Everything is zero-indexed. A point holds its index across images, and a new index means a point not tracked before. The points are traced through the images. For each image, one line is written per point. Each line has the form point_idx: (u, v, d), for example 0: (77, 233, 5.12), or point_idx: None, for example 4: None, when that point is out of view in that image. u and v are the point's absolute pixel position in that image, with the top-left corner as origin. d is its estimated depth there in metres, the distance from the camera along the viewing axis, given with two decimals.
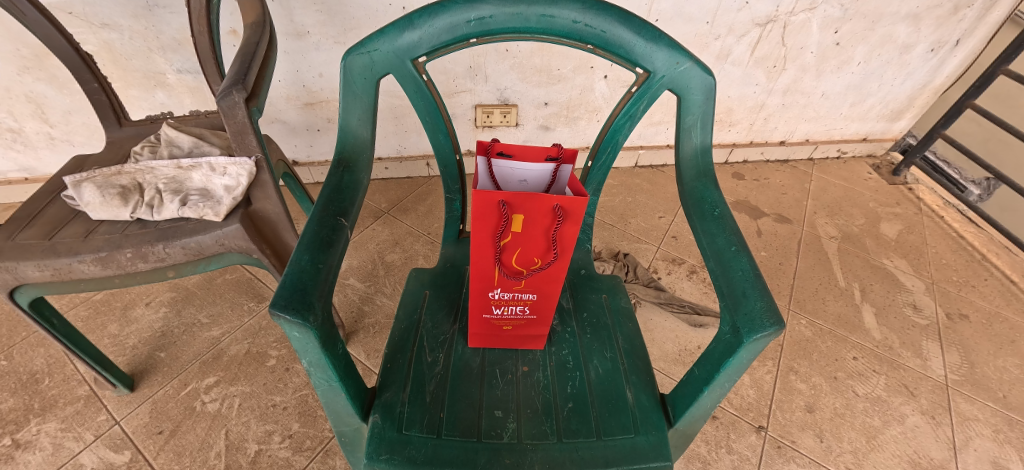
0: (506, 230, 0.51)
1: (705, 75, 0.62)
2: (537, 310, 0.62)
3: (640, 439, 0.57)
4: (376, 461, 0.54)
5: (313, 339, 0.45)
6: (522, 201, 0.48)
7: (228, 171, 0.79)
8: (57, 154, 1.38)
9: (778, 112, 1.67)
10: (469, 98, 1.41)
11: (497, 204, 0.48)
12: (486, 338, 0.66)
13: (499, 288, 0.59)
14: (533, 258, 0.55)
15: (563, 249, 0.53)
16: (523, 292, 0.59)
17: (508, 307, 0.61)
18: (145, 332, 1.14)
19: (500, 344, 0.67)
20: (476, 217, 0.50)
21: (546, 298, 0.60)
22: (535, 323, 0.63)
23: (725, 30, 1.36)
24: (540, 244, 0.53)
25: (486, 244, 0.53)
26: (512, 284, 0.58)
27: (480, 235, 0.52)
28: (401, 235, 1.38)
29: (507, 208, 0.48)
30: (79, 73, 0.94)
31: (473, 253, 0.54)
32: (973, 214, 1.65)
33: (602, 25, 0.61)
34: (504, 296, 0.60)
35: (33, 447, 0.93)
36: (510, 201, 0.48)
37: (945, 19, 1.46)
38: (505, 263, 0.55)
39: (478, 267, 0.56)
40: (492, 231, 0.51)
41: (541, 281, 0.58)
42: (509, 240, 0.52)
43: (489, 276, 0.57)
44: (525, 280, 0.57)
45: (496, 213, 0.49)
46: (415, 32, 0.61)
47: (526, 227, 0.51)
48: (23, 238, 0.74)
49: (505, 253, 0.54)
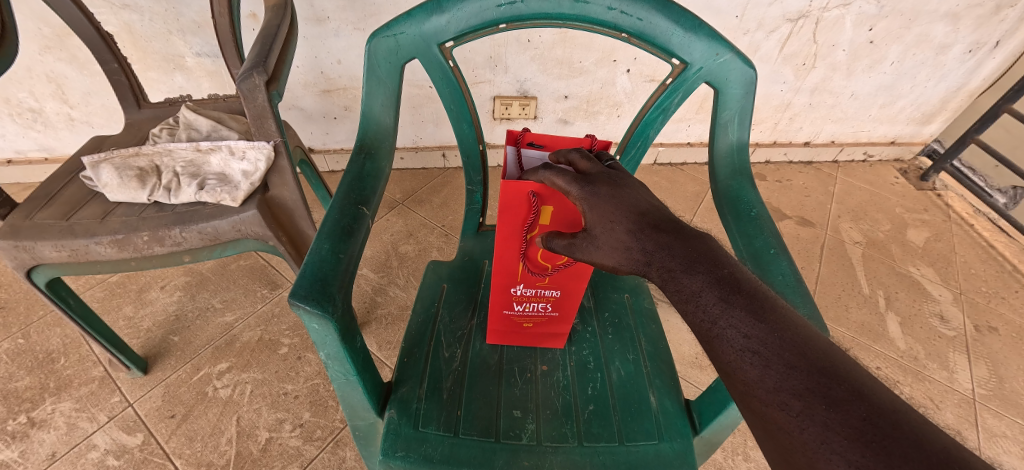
0: (535, 222, 0.49)
1: (745, 68, 0.59)
2: (559, 307, 0.59)
3: (664, 445, 0.55)
4: (392, 458, 0.52)
5: (333, 331, 0.44)
6: (552, 192, 0.46)
7: (246, 156, 0.78)
8: (77, 135, 1.38)
9: (804, 111, 1.63)
10: (488, 89, 1.39)
11: (528, 194, 0.46)
12: (504, 335, 0.64)
13: (522, 284, 0.57)
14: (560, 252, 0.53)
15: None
16: (547, 289, 0.57)
17: (530, 304, 0.59)
18: (159, 315, 1.14)
19: (519, 343, 0.65)
20: (505, 207, 0.47)
21: (569, 295, 0.58)
22: (558, 321, 0.61)
23: (755, 24, 1.32)
24: None
25: (512, 238, 0.51)
26: (537, 280, 0.56)
27: (507, 227, 0.49)
28: (415, 226, 1.37)
29: (538, 198, 0.46)
30: (100, 53, 0.93)
31: (500, 247, 0.52)
32: (1005, 223, 1.60)
33: (639, 12, 0.58)
34: (527, 292, 0.58)
35: (48, 426, 0.94)
36: (541, 192, 0.46)
37: (985, 19, 1.40)
38: (532, 258, 0.53)
39: (502, 262, 0.54)
40: (519, 224, 0.49)
41: (567, 277, 0.56)
42: (537, 233, 0.50)
43: (513, 271, 0.55)
44: (551, 276, 0.55)
45: (525, 204, 0.47)
46: (444, 15, 0.59)
47: (554, 220, 0.49)
48: (41, 217, 0.73)
49: (531, 246, 0.52)
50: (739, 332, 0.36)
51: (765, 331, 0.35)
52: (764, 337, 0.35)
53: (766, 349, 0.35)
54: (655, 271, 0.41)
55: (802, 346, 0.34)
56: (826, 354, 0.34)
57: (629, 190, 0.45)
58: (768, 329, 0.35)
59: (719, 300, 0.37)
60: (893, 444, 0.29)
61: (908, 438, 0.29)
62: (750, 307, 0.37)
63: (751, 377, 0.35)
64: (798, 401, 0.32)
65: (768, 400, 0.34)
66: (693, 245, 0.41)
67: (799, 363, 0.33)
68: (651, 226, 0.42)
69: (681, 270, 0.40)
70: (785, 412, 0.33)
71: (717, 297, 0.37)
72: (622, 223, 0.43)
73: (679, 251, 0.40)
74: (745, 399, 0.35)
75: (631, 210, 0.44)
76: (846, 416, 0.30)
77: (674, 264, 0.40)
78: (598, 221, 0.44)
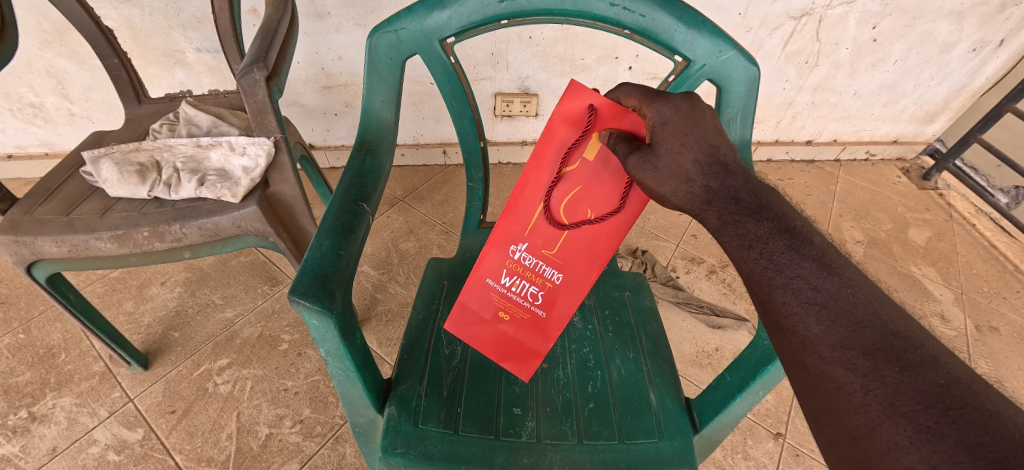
0: (578, 152, 0.48)
1: (749, 65, 0.58)
2: (551, 297, 0.54)
3: (664, 444, 0.55)
4: (391, 455, 0.52)
5: (332, 328, 0.43)
6: (609, 117, 0.47)
7: (247, 151, 0.77)
8: (78, 130, 1.38)
9: (806, 110, 1.62)
10: (489, 85, 1.38)
11: (586, 106, 0.47)
12: (475, 329, 0.56)
13: (526, 246, 0.53)
14: (584, 209, 0.50)
15: (615, 217, 0.49)
16: (548, 263, 0.53)
17: (524, 278, 0.54)
18: (160, 311, 1.15)
19: (492, 346, 0.57)
20: (559, 116, 0.48)
21: (565, 285, 0.53)
22: (542, 326, 0.55)
23: (757, 22, 1.31)
24: (603, 191, 0.49)
25: (549, 166, 0.50)
26: (544, 247, 0.52)
27: (550, 146, 0.49)
28: (416, 223, 1.37)
29: (593, 114, 0.47)
30: (100, 48, 0.92)
31: (529, 176, 0.50)
32: (1007, 223, 1.59)
33: (642, 9, 0.58)
34: (525, 262, 0.53)
35: (49, 421, 0.94)
36: (599, 112, 0.47)
37: (990, 18, 1.39)
38: (551, 211, 0.51)
39: (519, 207, 0.51)
40: (563, 147, 0.49)
41: (573, 256, 0.52)
42: (572, 172, 0.49)
43: (528, 219, 0.52)
44: (562, 240, 0.51)
45: (579, 124, 0.48)
46: (445, 11, 0.58)
47: (598, 158, 0.48)
48: (41, 212, 0.73)
49: (559, 189, 0.50)
50: (807, 283, 0.36)
51: (836, 286, 0.35)
52: (834, 291, 0.35)
53: (835, 304, 0.35)
54: (715, 212, 0.41)
55: (874, 305, 0.34)
56: (896, 317, 0.34)
57: (707, 121, 0.44)
58: (840, 284, 0.35)
59: (787, 250, 0.37)
60: (972, 412, 0.28)
61: (981, 402, 0.29)
62: (819, 261, 0.36)
63: (813, 333, 0.35)
64: (865, 359, 0.32)
65: (829, 357, 0.34)
66: (759, 195, 0.40)
67: (869, 322, 0.33)
68: (721, 168, 0.41)
69: (746, 215, 0.39)
70: (850, 371, 0.33)
71: (786, 247, 0.37)
72: (693, 152, 0.42)
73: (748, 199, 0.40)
74: (800, 355, 0.35)
75: (705, 140, 0.43)
76: (918, 379, 0.31)
77: (739, 210, 0.40)
78: (669, 139, 0.43)
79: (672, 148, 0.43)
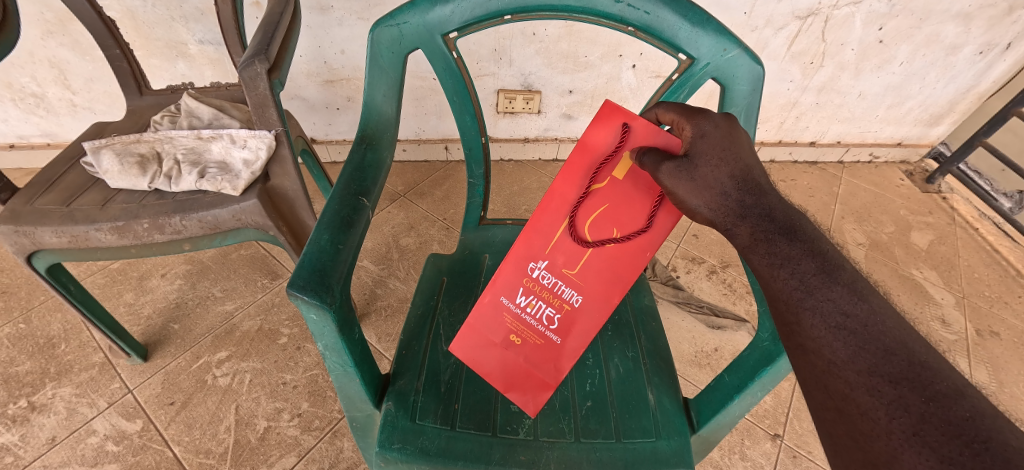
0: (608, 169, 0.48)
1: (754, 64, 0.58)
2: (569, 323, 0.51)
3: (662, 443, 0.55)
4: (388, 449, 0.52)
5: (331, 322, 0.43)
6: (642, 135, 0.47)
7: (248, 144, 0.77)
8: (79, 121, 1.38)
9: (810, 110, 1.61)
10: (492, 82, 1.38)
11: (619, 127, 0.47)
12: (484, 352, 0.53)
13: (546, 263, 0.50)
14: (610, 228, 0.49)
15: (640, 241, 0.48)
16: (568, 284, 0.50)
17: (541, 300, 0.51)
18: (160, 303, 1.15)
19: (499, 373, 0.53)
20: (591, 132, 0.48)
21: (584, 309, 0.50)
22: (554, 355, 0.52)
23: (763, 21, 1.31)
24: (630, 211, 0.48)
25: (577, 181, 0.49)
26: (565, 266, 0.50)
27: (580, 161, 0.49)
28: (416, 219, 1.37)
29: (626, 134, 0.47)
30: (102, 39, 0.92)
31: (556, 192, 0.50)
32: (1010, 228, 1.59)
33: (646, 6, 0.57)
34: (544, 281, 0.51)
35: (49, 411, 0.95)
36: (631, 130, 0.47)
37: (997, 20, 1.38)
38: (576, 228, 0.49)
39: (543, 222, 0.50)
40: (593, 163, 0.48)
41: (594, 277, 0.50)
42: (601, 188, 0.48)
43: (550, 236, 0.50)
44: (583, 261, 0.49)
45: (611, 140, 0.48)
46: (447, 5, 0.58)
47: (627, 177, 0.48)
48: (42, 203, 0.73)
49: (586, 205, 0.49)
50: (837, 307, 0.36)
51: (866, 311, 0.35)
52: (863, 318, 0.35)
53: (865, 329, 0.35)
54: (746, 225, 0.41)
55: (902, 335, 0.34)
56: (924, 347, 0.34)
57: (743, 140, 0.44)
58: (868, 310, 0.36)
59: (818, 272, 0.38)
60: (995, 446, 0.28)
61: (1005, 437, 0.29)
62: (850, 286, 0.37)
63: (839, 357, 0.35)
64: (891, 388, 0.33)
65: (855, 383, 0.34)
66: (791, 214, 0.41)
67: (897, 350, 0.34)
68: (754, 184, 0.42)
69: (779, 234, 0.40)
70: (875, 397, 0.33)
71: (816, 269, 0.38)
72: (728, 167, 0.42)
73: (779, 218, 0.40)
74: (824, 376, 0.36)
75: (741, 159, 0.43)
76: (944, 410, 0.31)
77: (773, 228, 0.40)
78: (706, 153, 0.43)
79: (708, 161, 0.42)
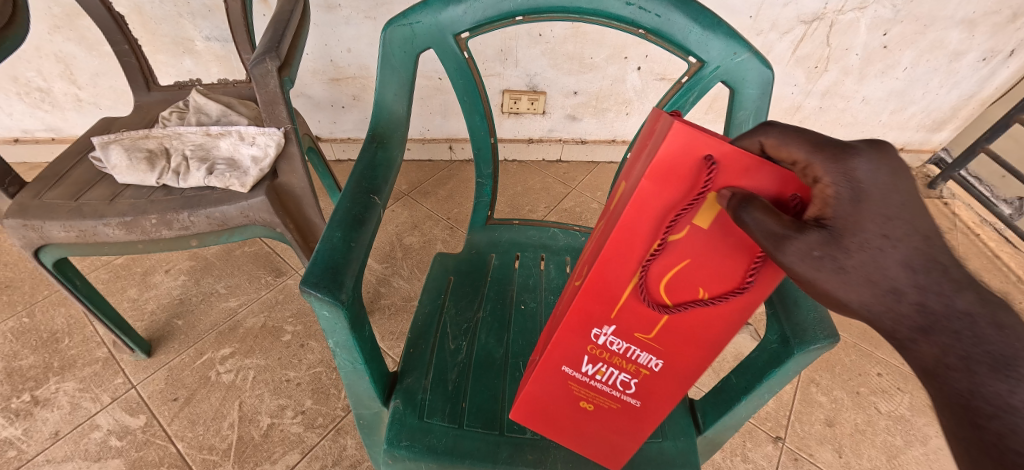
0: (686, 216, 0.33)
1: (763, 68, 0.58)
2: (651, 384, 0.45)
3: (668, 444, 0.55)
4: (396, 447, 0.52)
5: (342, 319, 0.44)
6: (738, 164, 0.31)
7: (257, 141, 0.78)
8: (84, 116, 1.38)
9: (814, 115, 1.62)
10: (497, 82, 1.38)
11: (698, 158, 0.32)
12: (555, 411, 0.51)
13: (611, 328, 0.42)
14: (697, 289, 0.37)
15: (736, 301, 0.37)
16: (646, 350, 0.42)
17: (613, 363, 0.44)
18: (163, 298, 1.15)
19: (578, 427, 0.51)
20: (656, 170, 0.33)
21: (670, 371, 0.43)
22: (634, 413, 0.48)
23: (768, 25, 1.31)
24: (726, 267, 0.36)
25: (639, 236, 0.36)
26: (637, 332, 0.41)
27: (643, 207, 0.34)
28: (420, 218, 1.37)
29: (711, 169, 0.31)
30: (111, 34, 0.92)
31: (611, 250, 0.37)
32: (1010, 234, 1.60)
33: (658, 9, 0.58)
34: (613, 347, 0.43)
35: (52, 405, 0.95)
36: (720, 161, 0.31)
37: (1001, 27, 1.38)
38: (650, 291, 0.38)
39: (603, 285, 0.39)
40: (663, 211, 0.34)
41: (678, 341, 0.41)
42: (680, 241, 0.35)
43: (613, 302, 0.40)
44: (660, 328, 0.40)
45: (689, 174, 0.32)
46: (460, 6, 0.58)
47: (717, 224, 0.34)
48: (50, 197, 0.73)
49: (658, 265, 0.37)
50: None
51: None
52: None
53: None
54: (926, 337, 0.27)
55: None
56: None
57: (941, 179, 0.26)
58: None
59: None
60: None
61: None
62: None
63: None
64: None
65: None
66: (1007, 327, 0.25)
67: None
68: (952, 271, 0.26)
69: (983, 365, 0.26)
70: None
71: None
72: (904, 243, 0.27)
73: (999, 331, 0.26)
74: None
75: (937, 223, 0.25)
76: None
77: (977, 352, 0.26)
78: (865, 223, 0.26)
79: (870, 240, 0.26)
